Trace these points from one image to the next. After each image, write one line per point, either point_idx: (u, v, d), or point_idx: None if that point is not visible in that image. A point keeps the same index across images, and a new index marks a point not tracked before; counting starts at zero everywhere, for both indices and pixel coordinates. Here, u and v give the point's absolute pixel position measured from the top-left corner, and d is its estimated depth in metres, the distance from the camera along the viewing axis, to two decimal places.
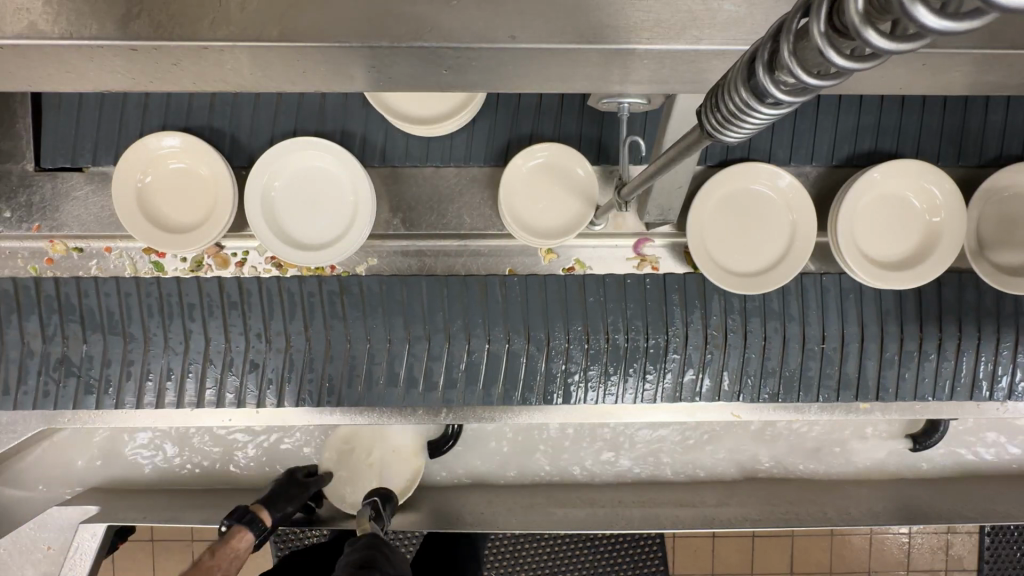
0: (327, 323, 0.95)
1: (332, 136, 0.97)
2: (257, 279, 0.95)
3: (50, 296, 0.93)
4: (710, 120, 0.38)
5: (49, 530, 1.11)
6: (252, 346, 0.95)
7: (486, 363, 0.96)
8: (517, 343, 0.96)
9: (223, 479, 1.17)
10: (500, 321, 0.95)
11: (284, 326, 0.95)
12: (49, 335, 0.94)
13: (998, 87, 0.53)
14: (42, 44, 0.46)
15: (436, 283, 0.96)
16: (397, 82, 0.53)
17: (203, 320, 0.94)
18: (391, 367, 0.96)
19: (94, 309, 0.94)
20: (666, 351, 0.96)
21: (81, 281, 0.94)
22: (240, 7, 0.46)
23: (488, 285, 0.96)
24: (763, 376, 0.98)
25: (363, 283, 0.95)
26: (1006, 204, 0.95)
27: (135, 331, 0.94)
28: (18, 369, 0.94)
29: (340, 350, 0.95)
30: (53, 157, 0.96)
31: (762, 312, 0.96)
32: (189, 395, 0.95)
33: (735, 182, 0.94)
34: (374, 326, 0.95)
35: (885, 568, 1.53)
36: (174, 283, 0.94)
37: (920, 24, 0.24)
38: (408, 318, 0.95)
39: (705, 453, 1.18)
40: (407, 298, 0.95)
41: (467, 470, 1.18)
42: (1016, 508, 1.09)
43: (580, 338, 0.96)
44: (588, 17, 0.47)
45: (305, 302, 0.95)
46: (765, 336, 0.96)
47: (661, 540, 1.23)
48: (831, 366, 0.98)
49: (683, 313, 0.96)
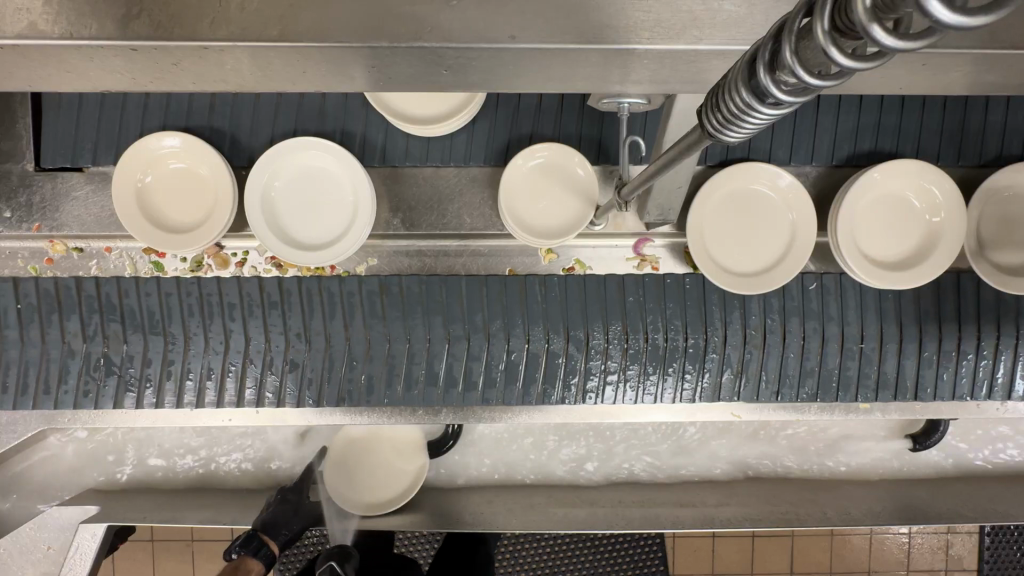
0: (367, 323, 0.95)
1: (332, 135, 0.97)
2: (297, 279, 0.95)
3: (91, 295, 0.94)
4: (710, 120, 0.38)
5: (49, 530, 1.14)
6: (292, 346, 0.95)
7: (526, 363, 0.96)
8: (556, 343, 0.95)
9: (225, 479, 1.17)
10: (540, 319, 0.95)
11: (324, 325, 0.95)
12: (90, 334, 0.94)
13: (999, 86, 0.53)
14: (42, 44, 0.46)
15: (476, 283, 0.96)
16: (397, 82, 0.53)
17: (244, 319, 0.94)
18: (430, 367, 0.96)
19: (135, 309, 0.94)
20: (707, 350, 0.96)
21: (122, 280, 0.94)
22: (240, 7, 0.46)
23: (528, 286, 0.96)
24: (802, 377, 0.98)
25: (403, 283, 0.95)
26: (1007, 204, 0.95)
27: (175, 330, 0.94)
28: (59, 369, 0.94)
29: (380, 349, 0.95)
30: (53, 157, 0.96)
31: (801, 312, 0.97)
32: (192, 396, 0.95)
33: (735, 182, 0.94)
34: (415, 325, 0.95)
35: (885, 568, 1.53)
36: (214, 283, 0.94)
37: (933, 18, 0.24)
38: (448, 318, 0.95)
39: (706, 453, 1.18)
40: (447, 297, 0.95)
41: (468, 471, 1.18)
42: (1015, 509, 1.09)
43: (619, 337, 0.95)
44: (588, 16, 0.47)
45: (345, 301, 0.95)
46: (804, 336, 0.96)
47: (661, 541, 1.23)
48: (871, 366, 0.97)
49: (723, 313, 0.96)
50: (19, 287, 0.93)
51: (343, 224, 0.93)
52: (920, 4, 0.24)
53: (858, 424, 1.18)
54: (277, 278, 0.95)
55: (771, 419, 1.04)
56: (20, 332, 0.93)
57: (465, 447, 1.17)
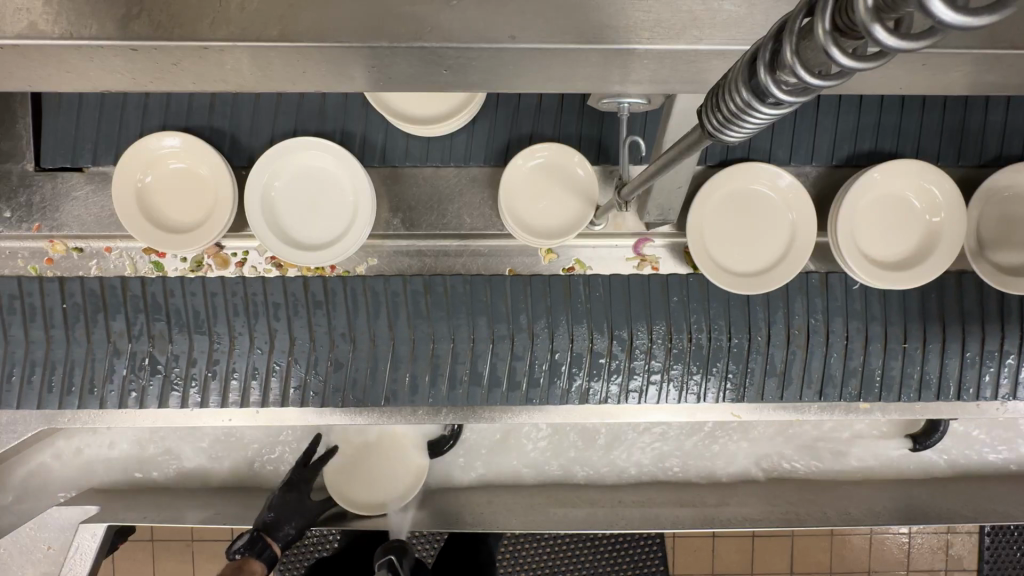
0: (411, 323, 0.95)
1: (332, 135, 0.97)
2: (342, 279, 0.95)
3: (136, 296, 0.94)
4: (710, 120, 0.39)
5: (49, 530, 1.11)
6: (337, 346, 0.95)
7: (570, 363, 0.96)
8: (600, 343, 0.95)
9: (226, 479, 1.17)
10: (585, 319, 0.95)
11: (368, 324, 0.95)
12: (135, 333, 0.94)
13: (999, 86, 0.53)
14: (43, 44, 0.46)
15: (520, 282, 0.96)
16: (397, 83, 0.53)
17: (288, 319, 0.95)
18: (474, 367, 0.96)
19: (181, 309, 0.94)
20: (752, 349, 0.96)
21: (167, 280, 0.94)
22: (240, 7, 0.46)
23: (573, 286, 0.96)
24: (846, 376, 0.98)
25: (447, 283, 0.95)
26: (1008, 204, 0.95)
27: (221, 330, 0.94)
28: (106, 370, 0.94)
29: (425, 349, 0.95)
30: (53, 156, 0.96)
31: (844, 311, 0.97)
32: (193, 397, 0.95)
33: (735, 182, 0.94)
34: (459, 325, 0.95)
35: (885, 568, 1.53)
36: (259, 283, 0.94)
37: (937, 19, 0.24)
38: (492, 318, 0.95)
39: (706, 453, 1.18)
40: (492, 297, 0.95)
41: (469, 471, 1.17)
42: (1015, 509, 1.09)
43: (663, 336, 0.96)
44: (588, 16, 0.47)
45: (389, 301, 0.95)
46: (847, 336, 0.96)
47: (661, 540, 1.23)
48: (913, 366, 0.98)
49: (766, 312, 0.96)
50: (65, 287, 0.94)
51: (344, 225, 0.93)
52: (925, 5, 0.24)
53: (859, 425, 1.18)
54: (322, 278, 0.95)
55: (770, 419, 1.04)
56: (66, 331, 0.94)
57: (465, 447, 1.17)
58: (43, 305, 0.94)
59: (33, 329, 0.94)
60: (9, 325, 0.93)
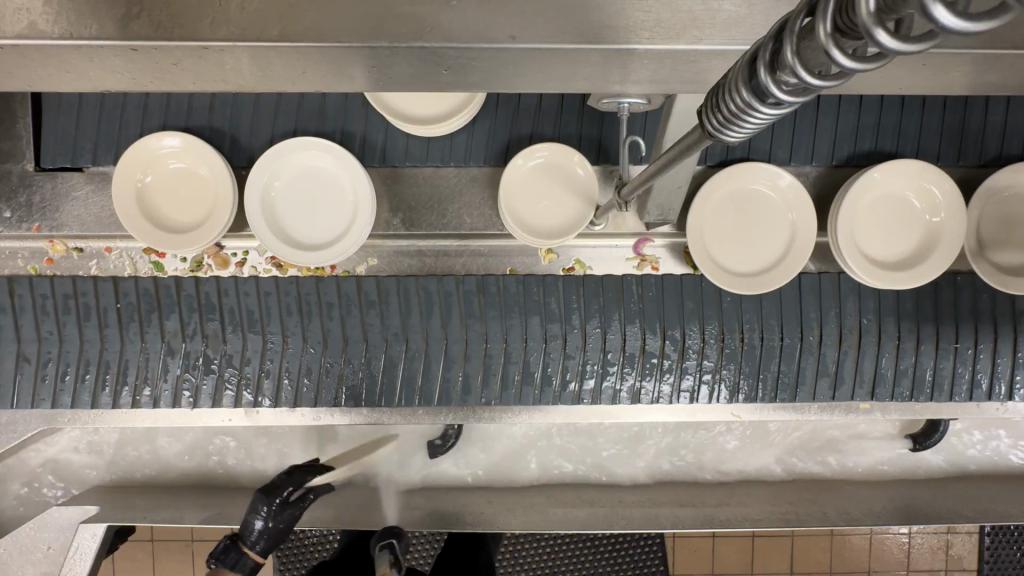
0: (465, 323, 0.95)
1: (332, 135, 0.97)
2: (395, 280, 0.96)
3: (191, 295, 0.95)
4: (710, 120, 0.39)
5: (48, 530, 1.11)
6: (391, 346, 0.95)
7: (622, 363, 0.97)
8: (653, 343, 0.96)
9: (225, 479, 1.17)
10: (637, 319, 0.96)
11: (421, 324, 0.95)
12: (189, 333, 0.95)
13: (999, 86, 0.53)
14: (42, 44, 0.46)
15: (573, 282, 0.97)
16: (397, 83, 0.53)
17: (341, 319, 0.95)
18: (526, 368, 0.97)
19: (235, 309, 0.95)
20: (804, 349, 0.97)
21: (221, 280, 0.95)
22: (240, 7, 0.46)
23: (626, 285, 0.97)
24: (897, 376, 0.99)
25: (501, 282, 0.96)
26: (1008, 204, 0.95)
27: (274, 331, 0.95)
28: (159, 368, 0.95)
29: (477, 349, 0.96)
30: (53, 156, 0.96)
31: (895, 312, 0.97)
32: (193, 397, 0.96)
33: (735, 182, 0.94)
34: (513, 324, 0.95)
35: (885, 568, 1.53)
36: (312, 284, 0.96)
37: (936, 23, 0.24)
38: (545, 318, 0.96)
39: (706, 453, 1.18)
40: (545, 297, 0.96)
41: (471, 470, 1.17)
42: (1015, 508, 1.09)
43: (716, 336, 0.96)
44: (588, 16, 0.47)
45: (442, 300, 0.96)
46: (899, 336, 0.97)
47: (661, 541, 1.23)
48: (965, 366, 0.98)
49: (818, 311, 0.97)
50: (119, 286, 0.94)
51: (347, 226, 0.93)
52: (925, 9, 0.24)
53: (859, 425, 1.18)
54: (375, 278, 0.96)
55: (770, 419, 1.04)
56: (120, 330, 0.94)
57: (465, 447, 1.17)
58: (97, 304, 0.94)
59: (88, 328, 0.94)
60: (64, 325, 0.94)
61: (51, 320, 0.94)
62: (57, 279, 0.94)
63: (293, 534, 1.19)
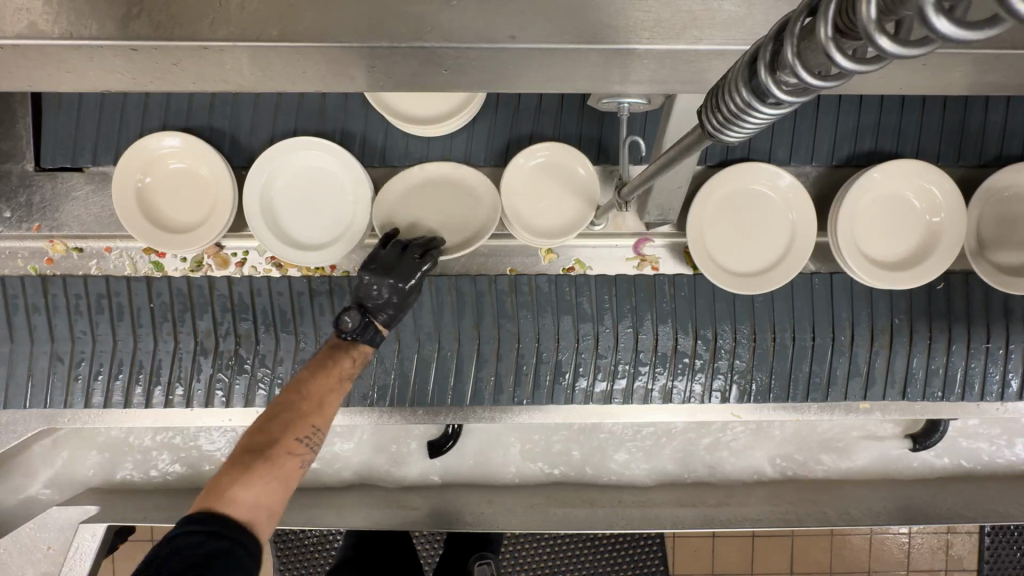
0: (497, 323, 0.97)
1: (332, 135, 0.97)
2: (428, 280, 0.97)
3: (223, 295, 0.96)
4: (710, 120, 0.39)
5: (48, 530, 1.12)
6: (424, 346, 0.97)
7: (653, 362, 0.98)
8: (684, 342, 0.97)
9: None
10: (669, 318, 0.97)
11: (454, 324, 0.97)
12: (222, 332, 0.96)
13: (1000, 86, 0.53)
14: (42, 44, 0.46)
15: (605, 282, 0.98)
16: (397, 83, 0.53)
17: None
18: (557, 369, 0.98)
19: (268, 308, 0.96)
20: (835, 349, 0.98)
21: (253, 280, 0.96)
22: (240, 7, 0.46)
23: (657, 285, 0.98)
24: (928, 377, 1.00)
25: (533, 282, 0.98)
26: (1009, 203, 0.95)
27: (306, 329, 0.96)
28: (191, 366, 0.97)
29: (510, 348, 0.97)
30: (53, 156, 0.96)
31: (927, 312, 0.98)
32: (201, 397, 0.97)
33: (735, 181, 0.94)
34: (545, 322, 0.97)
35: (885, 568, 1.53)
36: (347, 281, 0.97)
37: (934, 31, 0.24)
38: (577, 317, 0.97)
39: (706, 452, 1.17)
40: (576, 296, 0.97)
41: (471, 469, 1.17)
42: (1016, 509, 1.09)
43: (747, 335, 0.97)
44: (588, 17, 0.47)
45: (475, 301, 0.97)
46: (930, 337, 0.98)
47: (661, 541, 1.23)
48: (995, 366, 0.99)
49: (850, 312, 0.98)
50: (152, 286, 0.96)
51: (430, 208, 0.95)
52: (925, 19, 0.24)
53: (859, 424, 1.18)
54: None
55: (770, 419, 1.04)
56: (153, 330, 0.96)
57: (465, 446, 1.17)
58: (131, 304, 0.96)
59: (120, 328, 0.96)
60: (97, 324, 0.96)
61: (85, 320, 0.96)
62: (84, 279, 0.96)
63: (293, 534, 1.19)
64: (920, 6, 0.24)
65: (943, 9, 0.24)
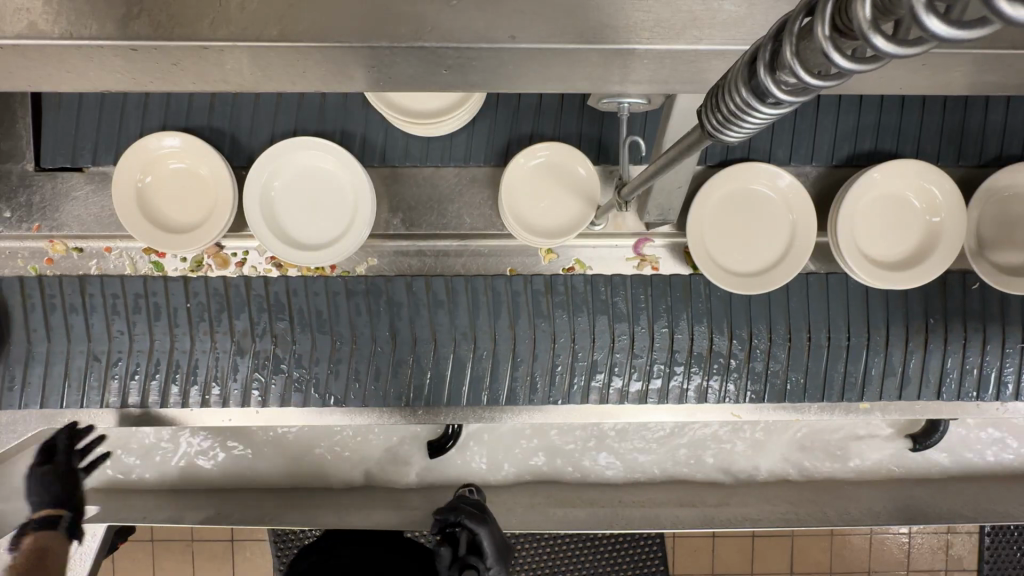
0: (533, 323, 0.97)
1: (331, 135, 0.97)
2: (464, 280, 0.97)
3: (260, 296, 0.96)
4: (710, 120, 0.39)
5: None
6: (459, 346, 0.96)
7: (689, 362, 0.98)
8: (720, 342, 0.98)
9: (225, 479, 1.17)
10: (704, 318, 0.97)
11: (490, 324, 0.97)
12: (258, 333, 0.96)
13: (1000, 87, 0.53)
14: (42, 44, 0.46)
15: (641, 282, 0.98)
16: (397, 83, 0.53)
17: (410, 319, 0.96)
18: (592, 369, 0.98)
19: (304, 309, 0.96)
20: (870, 348, 0.98)
21: (290, 280, 0.96)
22: (240, 7, 0.46)
23: (693, 285, 0.98)
24: (963, 376, 0.99)
25: (569, 281, 0.98)
26: (1009, 203, 0.95)
27: (343, 330, 0.96)
28: (229, 365, 0.96)
29: (545, 348, 0.97)
30: (53, 156, 0.96)
31: (962, 311, 0.98)
32: (201, 398, 0.97)
33: (735, 181, 0.94)
34: (581, 322, 0.97)
35: (885, 568, 1.53)
36: (384, 282, 0.96)
37: (928, 31, 0.24)
38: (613, 317, 0.97)
39: (705, 452, 1.18)
40: (612, 296, 0.97)
41: (471, 469, 1.17)
42: (1015, 508, 1.09)
43: (783, 336, 0.98)
44: (588, 17, 0.47)
45: (511, 300, 0.97)
46: (966, 336, 0.98)
47: (661, 540, 1.23)
48: None
49: (885, 311, 0.98)
50: (190, 285, 0.96)
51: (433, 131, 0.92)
52: (916, 18, 0.24)
53: (858, 424, 1.18)
54: (444, 278, 0.97)
55: (770, 419, 1.04)
56: (190, 330, 0.96)
57: (464, 447, 1.17)
58: (168, 304, 0.96)
59: (157, 328, 0.96)
60: (135, 324, 0.96)
61: (122, 319, 0.96)
62: (81, 279, 0.96)
63: (293, 534, 1.19)
64: (913, 5, 0.24)
65: (935, 9, 0.24)
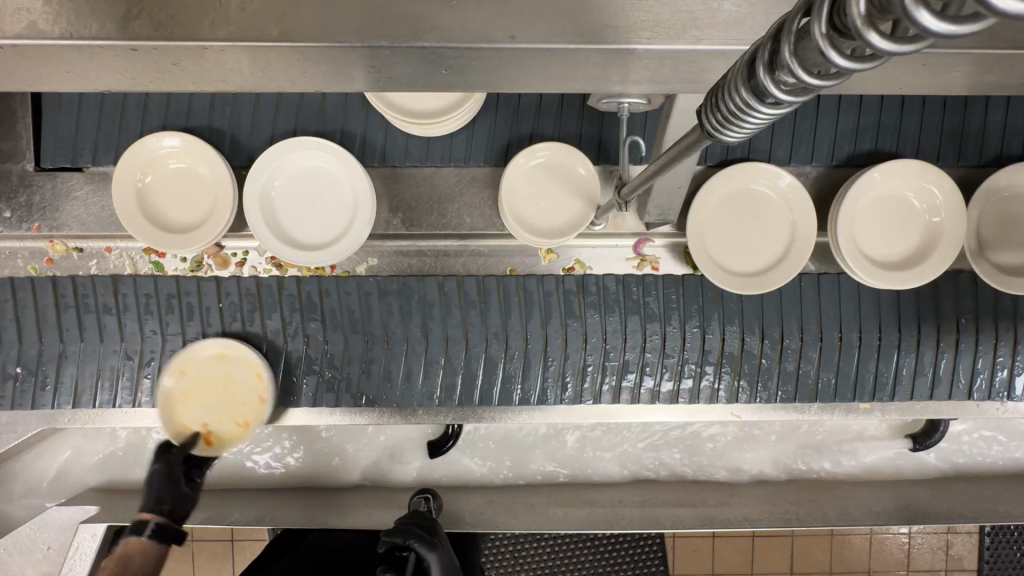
0: (565, 322, 0.97)
1: (331, 135, 0.97)
2: (496, 280, 0.97)
3: (292, 295, 0.96)
4: (710, 120, 0.39)
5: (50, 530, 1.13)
6: (491, 346, 0.96)
7: (722, 361, 0.98)
8: (752, 341, 0.98)
9: (224, 479, 1.17)
10: (736, 318, 0.97)
11: (522, 324, 0.97)
12: (290, 333, 0.96)
13: (1001, 87, 0.53)
14: (42, 44, 0.46)
15: (673, 282, 0.98)
16: (397, 83, 0.52)
17: (442, 319, 0.96)
18: (623, 368, 0.98)
19: (336, 308, 0.96)
20: (902, 348, 0.98)
21: (322, 280, 0.96)
22: (240, 7, 0.46)
23: None
24: (994, 376, 0.99)
25: (601, 281, 0.97)
26: (1010, 204, 0.95)
27: (376, 330, 0.96)
28: None
29: (576, 348, 0.97)
30: (53, 156, 0.96)
31: (993, 310, 0.98)
32: None
33: (735, 181, 0.94)
34: (612, 322, 0.97)
35: (885, 568, 1.53)
36: (416, 282, 0.97)
37: (922, 27, 0.24)
38: (645, 316, 0.97)
39: (704, 452, 1.18)
40: (644, 296, 0.97)
41: (472, 469, 1.17)
42: (1016, 508, 1.09)
43: (814, 336, 0.98)
44: (588, 17, 0.47)
45: (543, 301, 0.97)
46: (997, 336, 0.98)
47: (661, 540, 1.24)
48: None
49: (916, 310, 0.98)
50: (222, 284, 0.96)
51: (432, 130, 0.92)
52: (907, 13, 0.24)
53: (857, 424, 1.18)
54: (476, 278, 0.97)
55: (770, 418, 1.04)
56: (222, 330, 0.96)
57: (464, 447, 1.17)
58: (200, 304, 0.96)
59: (190, 327, 0.96)
60: (167, 324, 0.96)
61: (154, 319, 0.95)
62: (78, 279, 0.95)
63: None
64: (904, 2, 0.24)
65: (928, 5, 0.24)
